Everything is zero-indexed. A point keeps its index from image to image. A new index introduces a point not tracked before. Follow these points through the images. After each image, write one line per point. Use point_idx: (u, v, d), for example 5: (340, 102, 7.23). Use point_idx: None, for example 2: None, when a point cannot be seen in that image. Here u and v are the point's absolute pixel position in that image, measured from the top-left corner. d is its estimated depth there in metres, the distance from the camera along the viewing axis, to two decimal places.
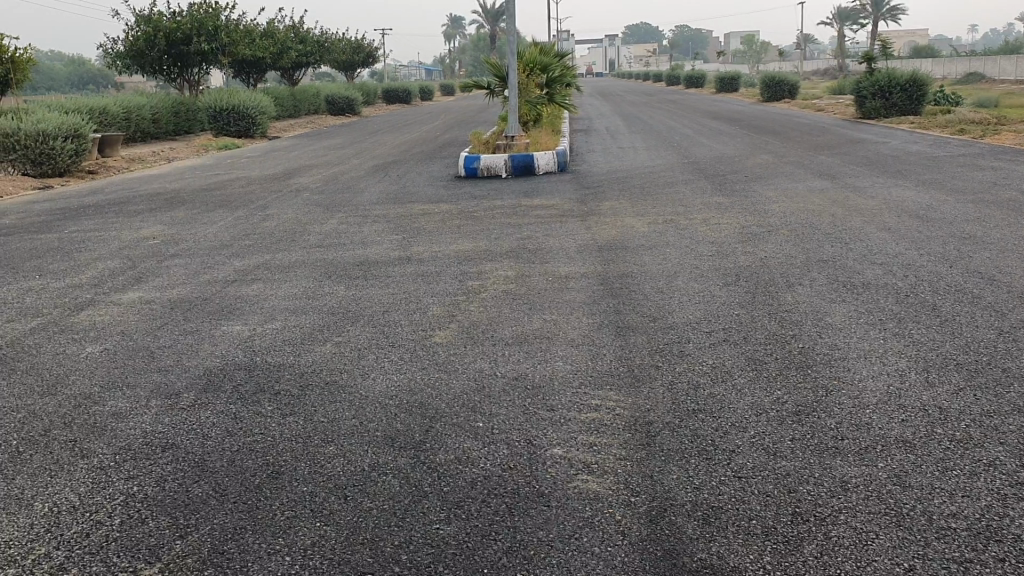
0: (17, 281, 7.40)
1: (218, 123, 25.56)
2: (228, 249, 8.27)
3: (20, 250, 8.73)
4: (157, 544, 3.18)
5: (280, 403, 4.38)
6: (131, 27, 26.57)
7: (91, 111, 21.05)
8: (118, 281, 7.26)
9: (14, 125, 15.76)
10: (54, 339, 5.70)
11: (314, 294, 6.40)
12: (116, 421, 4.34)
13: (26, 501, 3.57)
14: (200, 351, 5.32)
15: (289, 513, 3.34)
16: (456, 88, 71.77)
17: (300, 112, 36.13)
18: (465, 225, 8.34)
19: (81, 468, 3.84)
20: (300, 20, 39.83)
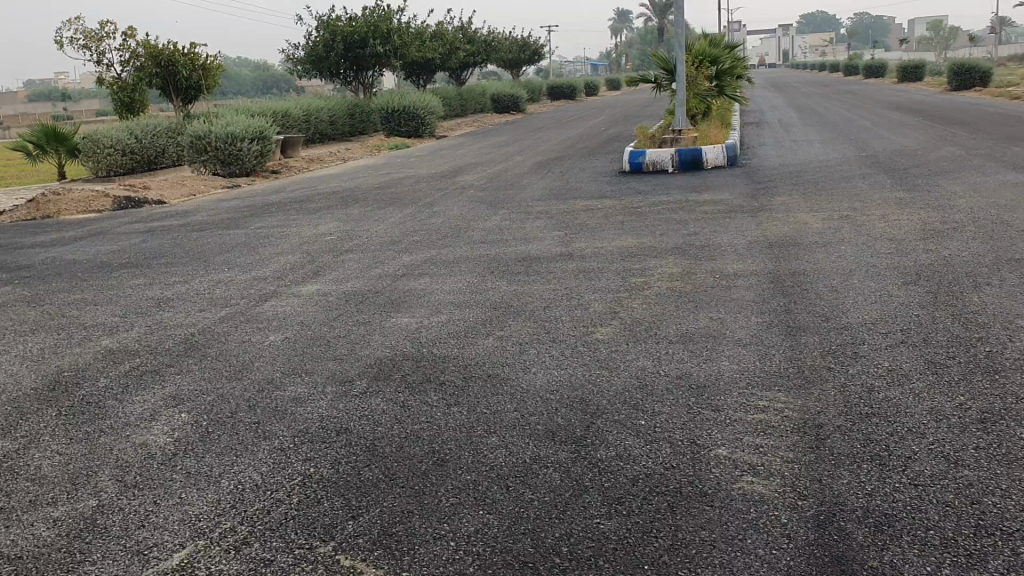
0: (209, 273, 7.95)
1: (390, 123, 26.52)
2: (398, 245, 8.58)
3: (211, 245, 9.37)
4: (331, 523, 3.35)
5: (445, 394, 4.51)
6: (311, 32, 27.96)
7: (275, 114, 22.32)
8: (298, 275, 7.67)
9: (206, 128, 16.92)
10: (241, 328, 6.10)
11: (479, 288, 6.54)
12: (295, 405, 4.59)
13: (214, 478, 3.83)
14: (371, 342, 5.55)
15: (453, 500, 3.43)
16: (622, 83, 71.26)
17: (467, 111, 36.93)
18: (628, 221, 8.29)
19: (264, 449, 4.09)
20: (469, 20, 40.71)
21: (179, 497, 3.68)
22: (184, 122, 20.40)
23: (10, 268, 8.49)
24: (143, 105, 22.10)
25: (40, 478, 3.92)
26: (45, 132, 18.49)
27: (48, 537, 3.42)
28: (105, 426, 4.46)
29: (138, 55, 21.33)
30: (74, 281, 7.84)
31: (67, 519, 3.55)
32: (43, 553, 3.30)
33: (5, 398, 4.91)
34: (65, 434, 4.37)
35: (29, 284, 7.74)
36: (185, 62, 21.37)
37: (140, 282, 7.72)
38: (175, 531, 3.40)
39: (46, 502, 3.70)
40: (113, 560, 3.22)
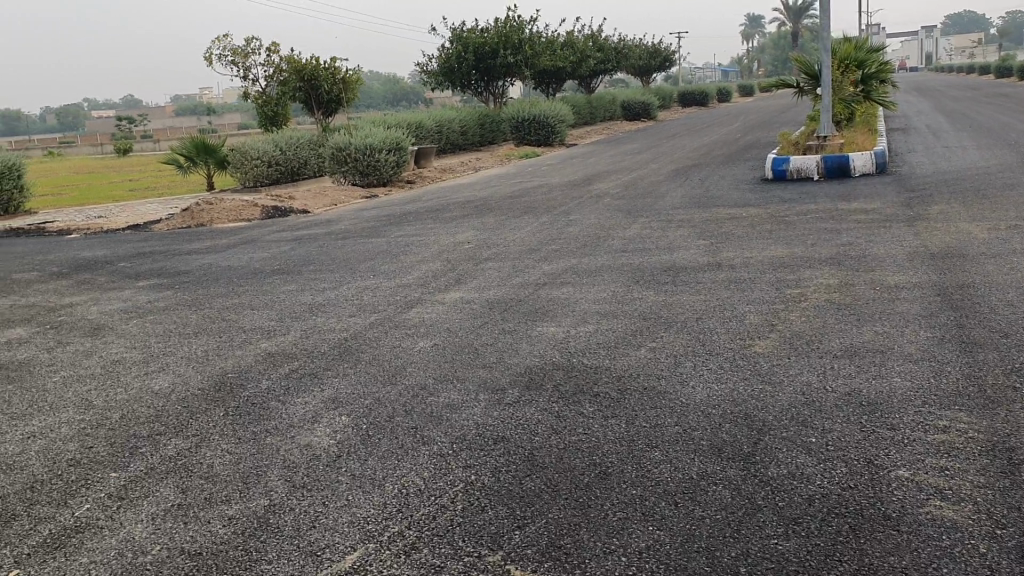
0: (355, 281, 8.14)
1: (520, 132, 26.75)
2: (538, 253, 8.58)
3: (356, 253, 9.62)
4: (498, 533, 3.33)
5: (601, 405, 4.45)
6: (444, 44, 28.52)
7: (409, 125, 22.82)
8: (441, 282, 7.77)
9: (346, 139, 17.43)
10: (391, 334, 6.21)
11: (625, 298, 6.46)
12: (450, 411, 4.62)
13: (378, 481, 3.88)
14: (520, 350, 5.54)
15: (620, 515, 3.36)
16: (754, 90, 69.74)
17: (597, 119, 36.86)
18: (776, 231, 8.05)
19: (424, 454, 4.12)
20: (599, 28, 40.67)
21: (346, 499, 3.73)
22: (325, 134, 21.08)
23: (170, 273, 8.93)
24: (285, 118, 22.97)
25: (212, 476, 4.04)
26: (195, 145, 19.46)
27: (225, 534, 3.51)
28: (270, 426, 4.59)
29: (282, 70, 22.19)
30: (229, 286, 8.17)
31: (241, 517, 3.63)
32: (221, 550, 3.38)
33: (176, 397, 5.12)
34: (233, 434, 4.52)
35: (189, 290, 8.11)
36: (326, 76, 22.09)
37: (292, 288, 7.98)
38: (345, 533, 3.45)
39: (220, 500, 3.81)
40: (288, 560, 3.28)
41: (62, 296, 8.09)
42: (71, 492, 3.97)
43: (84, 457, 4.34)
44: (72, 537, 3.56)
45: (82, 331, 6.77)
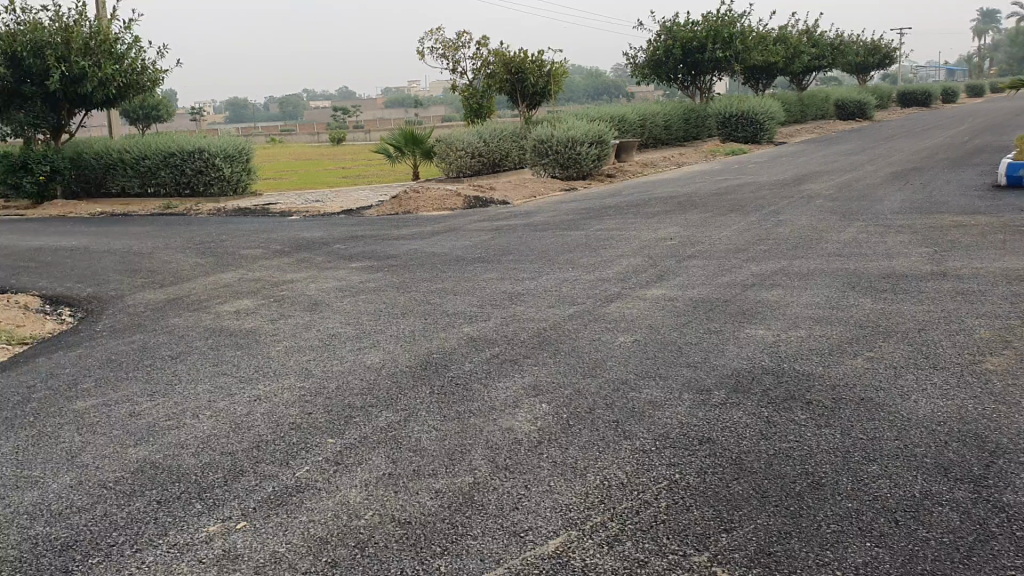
0: (556, 272, 8.22)
1: (726, 129, 26.18)
2: (745, 253, 8.35)
3: (559, 244, 9.71)
4: (703, 533, 3.26)
5: (813, 413, 4.26)
6: (652, 37, 28.43)
7: (612, 120, 22.82)
8: (643, 278, 7.71)
9: (549, 132, 17.68)
10: (591, 326, 6.22)
11: (840, 304, 6.16)
12: (654, 408, 4.56)
13: (580, 470, 3.89)
14: (726, 352, 5.40)
15: (835, 527, 3.20)
16: (984, 91, 64.85)
17: (808, 117, 35.49)
18: (1011, 241, 7.44)
19: (626, 448, 4.09)
20: (815, 24, 39.16)
21: (548, 485, 3.76)
22: (528, 126, 21.44)
23: (381, 256, 9.36)
24: (489, 110, 23.60)
25: (420, 450, 4.19)
26: (404, 135, 20.29)
27: (433, 506, 3.61)
28: (474, 407, 4.71)
29: (490, 63, 22.77)
30: (435, 272, 8.46)
31: (448, 492, 3.74)
32: (429, 521, 3.49)
33: (386, 372, 5.37)
34: (439, 412, 4.67)
35: (399, 272, 8.47)
36: (533, 69, 22.44)
37: (494, 276, 8.15)
38: (548, 518, 3.48)
39: (428, 473, 3.94)
40: (493, 538, 3.34)
41: (284, 272, 8.66)
42: (292, 453, 4.21)
43: (304, 422, 4.61)
44: (293, 496, 3.76)
45: (301, 305, 7.22)
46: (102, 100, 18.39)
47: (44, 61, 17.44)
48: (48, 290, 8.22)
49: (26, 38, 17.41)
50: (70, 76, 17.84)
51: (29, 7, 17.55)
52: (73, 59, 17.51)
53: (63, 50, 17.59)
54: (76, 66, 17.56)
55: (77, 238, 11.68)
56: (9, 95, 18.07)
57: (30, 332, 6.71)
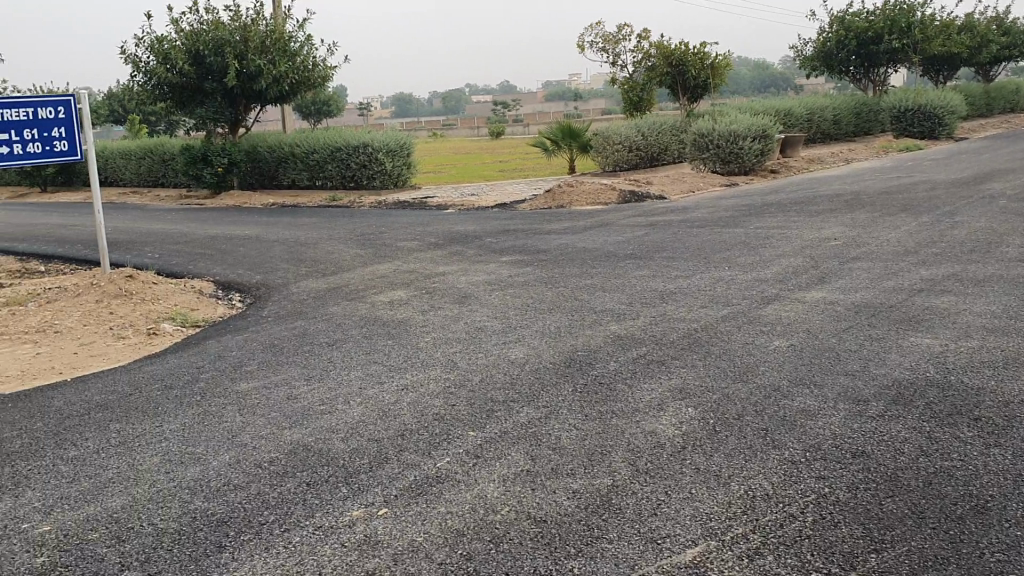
0: (709, 270, 8.03)
1: (901, 123, 24.86)
2: (914, 255, 7.89)
3: (715, 242, 9.48)
4: (851, 553, 3.09)
5: (982, 431, 3.96)
6: (824, 28, 27.45)
7: (777, 113, 22.12)
8: (802, 279, 7.41)
9: (710, 125, 17.32)
10: (744, 329, 6.02)
11: (1019, 314, 5.71)
12: (806, 417, 4.37)
13: (724, 479, 3.77)
14: (888, 361, 5.10)
15: (998, 556, 2.97)
16: None
17: (995, 111, 33.22)
18: None
19: (773, 458, 3.94)
20: (1007, 13, 36.58)
21: (690, 492, 3.67)
22: (688, 119, 21.04)
23: (532, 251, 9.41)
24: (649, 103, 23.56)
25: (560, 448, 4.17)
26: (562, 128, 20.37)
27: (569, 507, 3.58)
28: (617, 408, 4.65)
29: (651, 55, 22.51)
30: (586, 267, 8.42)
31: (585, 494, 3.69)
32: (566, 522, 3.46)
33: (531, 368, 5.39)
34: (581, 411, 4.64)
35: (549, 267, 8.49)
36: (695, 62, 21.93)
37: (645, 274, 8.03)
38: (687, 526, 3.38)
39: (566, 472, 3.91)
40: (629, 543, 3.27)
41: (438, 265, 8.85)
42: (434, 444, 4.29)
43: (448, 414, 4.68)
44: (433, 486, 3.82)
45: (452, 298, 7.35)
46: (275, 96, 19.35)
47: (225, 59, 18.52)
48: (220, 276, 8.71)
49: (209, 37, 18.54)
50: (247, 73, 18.88)
51: (212, 8, 18.70)
52: (250, 57, 18.51)
53: (241, 48, 18.63)
54: (253, 63, 18.55)
55: (249, 227, 12.36)
56: (193, 91, 19.34)
57: (202, 316, 7.12)
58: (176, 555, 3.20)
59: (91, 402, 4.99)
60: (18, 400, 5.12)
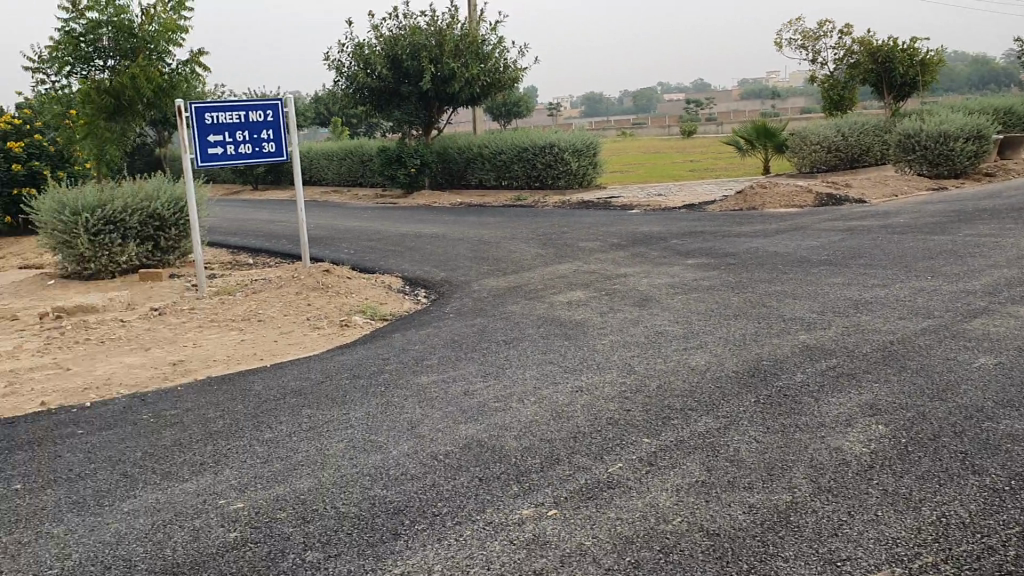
0: (910, 280, 7.55)
1: None
2: None
3: (918, 249, 8.91)
4: None
5: None
6: None
7: (995, 112, 20.57)
8: (1017, 292, 6.82)
9: (917, 125, 16.29)
10: (946, 344, 5.62)
11: None
12: (1012, 442, 4.02)
13: (914, 503, 3.52)
14: None
15: None
16: None
17: None
18: None
19: (971, 484, 3.64)
20: None
21: (875, 514, 3.44)
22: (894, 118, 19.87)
23: (718, 254, 9.17)
24: (851, 102, 22.49)
25: (738, 461, 3.99)
26: (756, 129, 19.79)
27: (744, 521, 3.42)
28: (800, 422, 4.45)
29: (854, 52, 21.46)
30: (774, 273, 8.12)
31: (762, 508, 3.52)
32: (741, 536, 3.30)
33: (711, 375, 5.25)
34: (762, 422, 4.47)
35: (735, 272, 8.26)
36: (903, 58, 20.64)
37: (838, 281, 7.65)
38: (870, 550, 3.17)
39: (744, 486, 3.74)
40: (805, 563, 3.09)
41: (620, 267, 8.79)
42: (607, 449, 4.16)
43: (622, 418, 4.58)
44: (604, 491, 3.67)
45: (632, 300, 7.28)
46: (468, 97, 19.88)
47: (421, 63, 19.23)
48: (409, 272, 9.03)
49: (407, 42, 19.30)
50: (441, 76, 19.51)
51: (410, 13, 19.46)
52: (445, 60, 19.11)
53: (436, 52, 19.28)
54: (447, 67, 19.13)
55: (438, 225, 12.76)
56: (390, 95, 20.24)
57: (390, 310, 7.40)
58: (354, 539, 3.30)
59: (286, 388, 5.29)
60: (222, 384, 5.51)
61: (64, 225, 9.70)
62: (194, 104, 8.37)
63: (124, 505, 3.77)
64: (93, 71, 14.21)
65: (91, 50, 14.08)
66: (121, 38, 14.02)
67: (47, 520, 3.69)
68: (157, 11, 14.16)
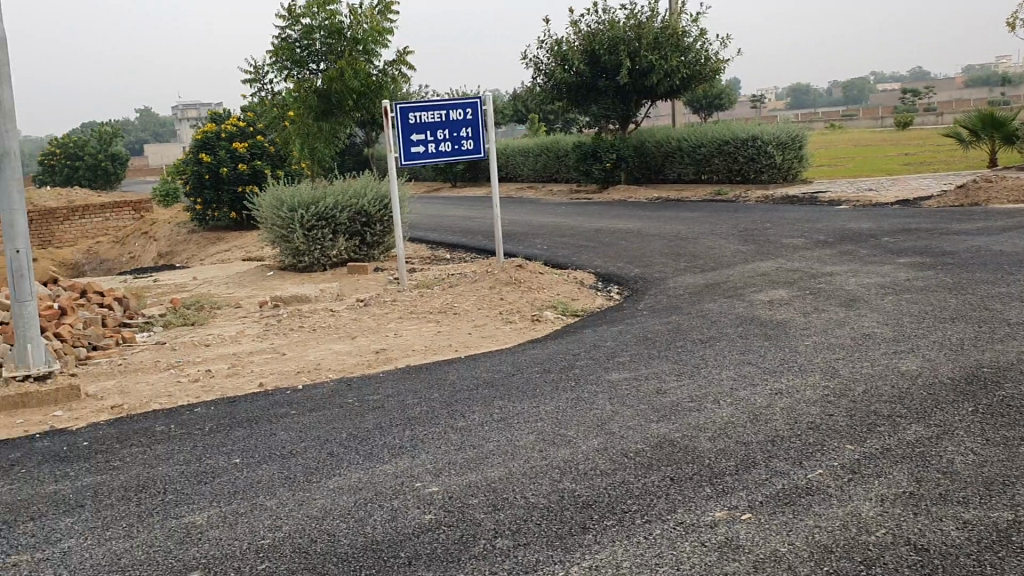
0: None
1: None
2: None
3: None
4: None
5: None
6: None
7: None
8: None
9: None
10: None
11: None
12: None
13: None
14: None
15: None
16: None
17: None
18: None
19: None
20: None
21: None
22: None
23: (935, 253, 8.57)
24: None
25: (952, 474, 3.71)
26: (981, 118, 18.36)
27: (957, 537, 3.16)
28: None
29: None
30: (1000, 274, 7.49)
31: (978, 526, 3.24)
32: (953, 553, 3.05)
33: (924, 382, 4.91)
34: (982, 434, 4.12)
35: (954, 272, 7.69)
36: None
37: None
38: None
39: (957, 500, 3.46)
40: None
41: (825, 265, 8.39)
42: (807, 454, 3.96)
43: (824, 422, 4.35)
44: (802, 497, 3.51)
45: (838, 301, 6.93)
46: (666, 91, 19.60)
47: (619, 57, 19.20)
48: (603, 268, 9.02)
49: (605, 37, 19.38)
50: (640, 70, 19.36)
51: (609, 8, 19.45)
52: (643, 54, 18.94)
53: (635, 46, 19.15)
54: (645, 60, 18.96)
55: (633, 221, 12.68)
56: (588, 91, 20.33)
57: (582, 306, 7.42)
58: (543, 530, 3.34)
59: (480, 379, 5.43)
60: (421, 372, 5.72)
61: (282, 220, 10.41)
62: (398, 104, 8.79)
63: (329, 483, 4.00)
64: (308, 74, 15.15)
65: (307, 55, 15.04)
66: (332, 41, 14.84)
67: (262, 492, 3.98)
68: (365, 14, 14.87)
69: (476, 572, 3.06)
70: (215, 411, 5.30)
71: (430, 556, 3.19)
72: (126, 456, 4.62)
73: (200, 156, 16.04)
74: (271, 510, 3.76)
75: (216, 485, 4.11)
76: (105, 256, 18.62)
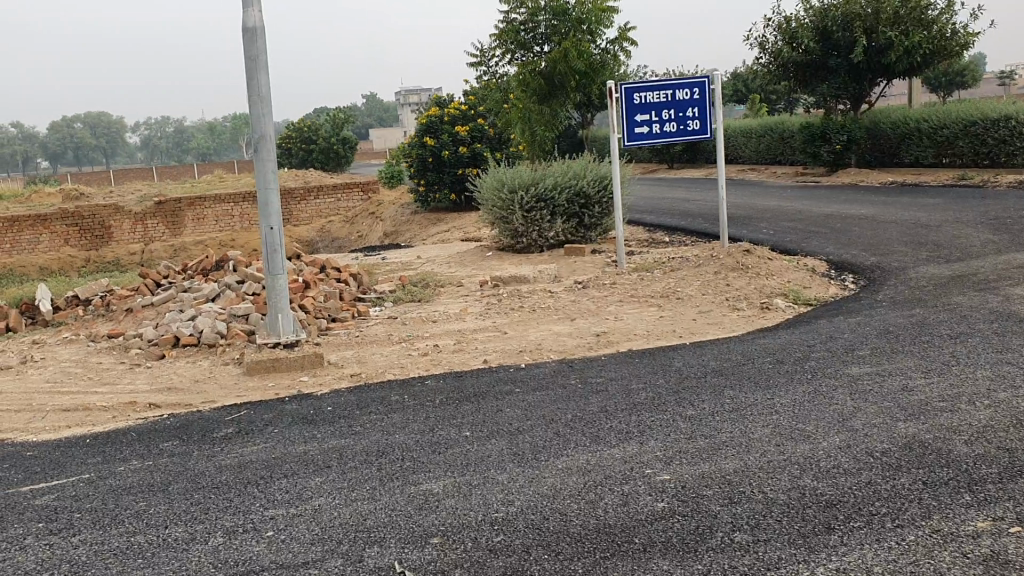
0: None
1: None
2: None
3: None
4: None
5: None
6: None
7: None
8: None
9: None
10: None
11: None
12: None
13: None
14: None
15: None
16: None
17: None
18: None
19: None
20: None
21: None
22: None
23: None
24: None
25: None
26: None
27: None
28: None
29: None
30: None
31: None
32: None
33: None
34: None
35: None
36: None
37: None
38: None
39: None
40: None
41: None
42: None
43: None
44: None
45: None
46: (906, 70, 18.36)
47: (853, 34, 18.26)
48: (835, 256, 8.58)
49: (839, 13, 18.46)
50: (877, 47, 18.29)
51: None
52: (881, 29, 17.86)
53: (872, 21, 18.10)
54: (883, 36, 17.87)
55: (868, 206, 11.95)
56: (818, 70, 19.46)
57: (815, 294, 7.09)
58: (785, 527, 3.21)
59: (708, 367, 5.31)
60: (644, 358, 5.67)
61: (503, 202, 10.63)
62: (624, 85, 8.77)
63: (558, 462, 4.04)
64: (531, 56, 15.45)
65: (530, 37, 15.33)
66: (556, 22, 15.05)
67: (492, 466, 4.07)
68: None
69: (715, 565, 2.99)
70: (445, 385, 5.50)
71: (665, 545, 3.15)
72: (366, 422, 4.87)
73: (425, 140, 16.61)
74: (502, 485, 3.84)
75: (449, 456, 4.26)
76: (336, 234, 19.88)
